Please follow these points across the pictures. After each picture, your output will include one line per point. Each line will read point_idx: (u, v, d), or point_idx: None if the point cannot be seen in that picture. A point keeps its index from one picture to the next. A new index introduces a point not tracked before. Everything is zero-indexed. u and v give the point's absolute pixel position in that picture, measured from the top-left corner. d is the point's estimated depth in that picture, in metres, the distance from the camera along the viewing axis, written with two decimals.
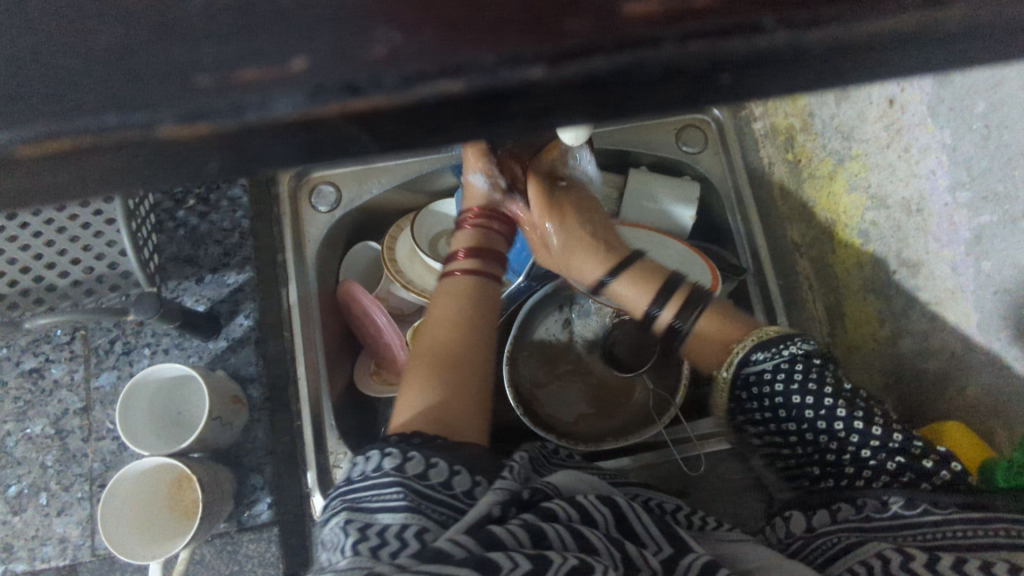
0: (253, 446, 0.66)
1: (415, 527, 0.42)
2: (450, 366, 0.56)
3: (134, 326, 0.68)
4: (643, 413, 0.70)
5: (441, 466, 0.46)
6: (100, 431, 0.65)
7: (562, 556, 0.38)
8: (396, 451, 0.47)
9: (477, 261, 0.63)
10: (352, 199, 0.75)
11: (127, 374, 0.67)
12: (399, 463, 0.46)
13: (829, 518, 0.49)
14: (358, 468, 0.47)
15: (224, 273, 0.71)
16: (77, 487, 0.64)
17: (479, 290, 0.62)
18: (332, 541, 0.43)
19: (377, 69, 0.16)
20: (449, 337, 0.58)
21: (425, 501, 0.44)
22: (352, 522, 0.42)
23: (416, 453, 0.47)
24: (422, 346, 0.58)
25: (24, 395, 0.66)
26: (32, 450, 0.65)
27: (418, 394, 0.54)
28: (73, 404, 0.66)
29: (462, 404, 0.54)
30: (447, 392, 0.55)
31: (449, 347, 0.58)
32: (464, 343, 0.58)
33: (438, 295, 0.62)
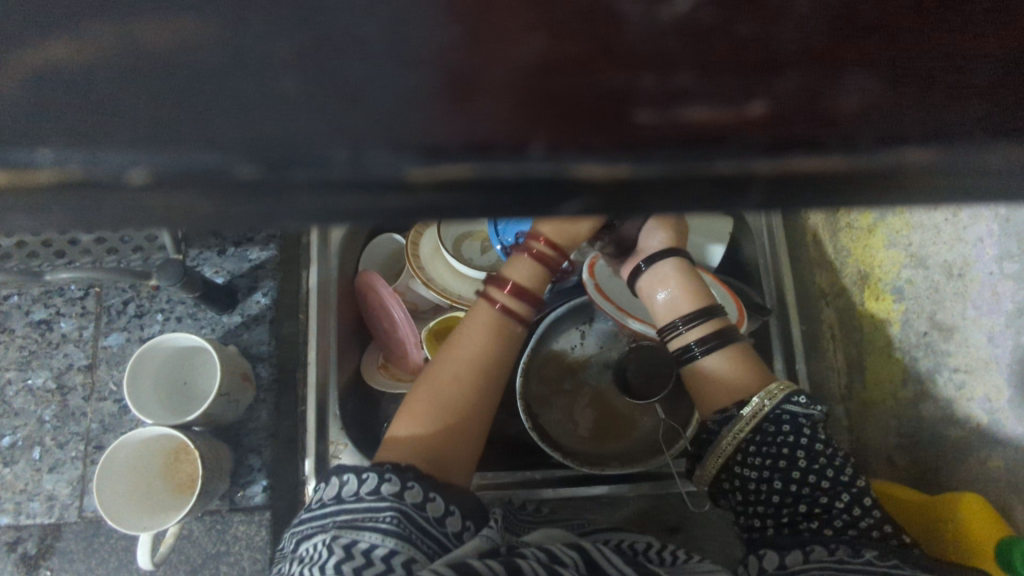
0: (254, 426, 0.65)
1: (404, 556, 0.42)
2: (455, 405, 0.54)
3: (150, 290, 0.67)
4: (647, 441, 0.69)
5: (437, 500, 0.48)
6: (101, 391, 0.64)
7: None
8: (393, 477, 0.47)
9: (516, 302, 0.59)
10: None
11: (137, 338, 0.66)
12: (396, 491, 0.46)
13: (802, 557, 0.49)
14: (348, 484, 0.47)
15: (247, 248, 0.69)
16: (72, 446, 0.63)
17: (507, 330, 0.58)
18: (312, 557, 0.43)
19: (853, 121, 0.19)
20: (458, 371, 0.56)
21: (415, 531, 0.44)
22: (338, 540, 0.42)
23: (416, 483, 0.47)
24: (432, 382, 0.56)
25: (30, 345, 0.65)
26: (31, 402, 0.64)
27: (420, 429, 0.53)
28: (78, 360, 0.65)
29: (457, 445, 0.53)
30: (446, 434, 0.53)
31: (465, 385, 0.56)
32: (474, 384, 0.56)
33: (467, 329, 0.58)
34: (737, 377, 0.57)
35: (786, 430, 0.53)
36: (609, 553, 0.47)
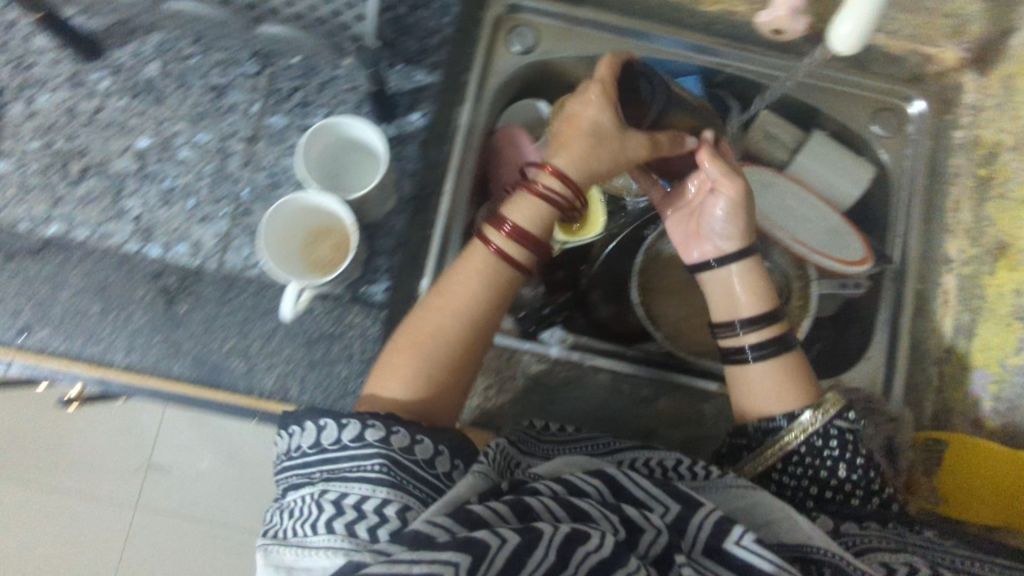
0: (388, 230, 0.69)
1: (395, 504, 0.47)
2: (432, 361, 0.60)
3: (319, 84, 0.70)
4: None
5: (401, 433, 0.51)
6: (258, 163, 0.68)
7: (553, 529, 0.42)
8: (377, 423, 0.51)
9: (512, 246, 0.62)
10: (546, 51, 0.78)
11: (299, 124, 0.69)
12: (382, 437, 0.51)
13: (853, 527, 0.55)
14: (329, 431, 0.51)
15: (414, 69, 0.71)
16: (224, 205, 0.67)
17: (501, 271, 0.63)
18: (301, 510, 0.48)
19: None
20: (450, 323, 0.61)
21: (402, 477, 0.49)
22: (326, 494, 0.48)
23: (401, 428, 0.52)
24: (427, 318, 0.61)
25: (203, 105, 0.69)
26: (195, 157, 0.68)
27: (401, 384, 0.59)
28: (243, 130, 0.69)
29: (443, 393, 0.61)
30: (426, 374, 0.60)
31: (463, 322, 0.61)
32: (476, 335, 0.62)
33: (460, 271, 0.63)
34: (783, 390, 0.62)
35: (832, 445, 0.58)
36: (631, 476, 0.50)
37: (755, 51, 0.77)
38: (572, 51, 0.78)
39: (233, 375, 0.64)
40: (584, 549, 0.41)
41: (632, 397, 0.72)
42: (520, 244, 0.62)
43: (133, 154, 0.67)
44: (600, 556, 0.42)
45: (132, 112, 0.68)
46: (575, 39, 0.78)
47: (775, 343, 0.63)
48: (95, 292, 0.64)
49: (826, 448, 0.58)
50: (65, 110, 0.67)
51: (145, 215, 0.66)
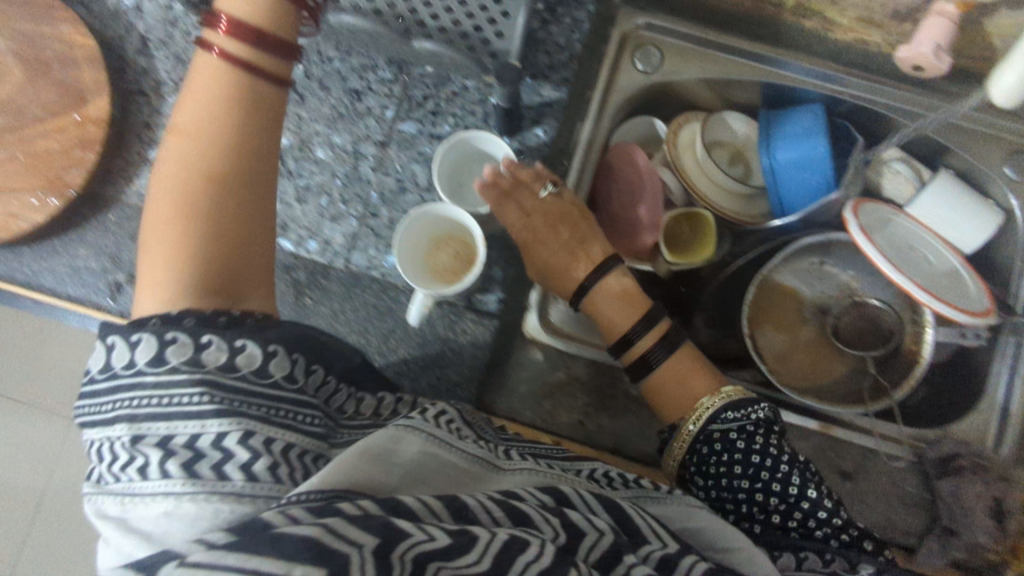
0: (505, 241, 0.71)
1: (240, 433, 0.44)
2: (196, 216, 0.51)
3: (450, 93, 0.72)
4: (835, 387, 0.76)
5: (249, 344, 0.48)
6: (388, 167, 0.71)
7: (489, 535, 0.41)
8: (183, 337, 0.46)
9: (236, 48, 0.54)
10: (670, 70, 0.78)
11: (429, 132, 0.72)
12: (190, 354, 0.46)
13: (794, 561, 0.57)
14: (119, 353, 0.46)
15: (542, 84, 0.72)
16: (354, 205, 0.71)
17: (237, 90, 0.54)
18: (111, 455, 0.44)
19: None
20: (195, 156, 0.52)
21: (240, 403, 0.45)
22: (144, 439, 0.43)
23: (244, 343, 0.48)
24: (172, 173, 0.52)
25: (340, 107, 0.72)
26: (331, 158, 0.71)
27: (172, 242, 0.51)
28: (376, 134, 0.72)
29: (211, 247, 0.51)
30: (201, 263, 0.51)
31: (204, 161, 0.52)
32: (214, 156, 0.52)
33: (196, 79, 0.54)
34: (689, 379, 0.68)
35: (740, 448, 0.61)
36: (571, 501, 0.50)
37: (886, 85, 0.77)
38: (697, 72, 0.79)
39: None
40: (522, 559, 0.41)
41: None
42: (230, 50, 0.54)
43: None
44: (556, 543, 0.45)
45: None
46: (701, 61, 0.78)
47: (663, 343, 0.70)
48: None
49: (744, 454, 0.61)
50: None
51: (281, 210, 0.70)
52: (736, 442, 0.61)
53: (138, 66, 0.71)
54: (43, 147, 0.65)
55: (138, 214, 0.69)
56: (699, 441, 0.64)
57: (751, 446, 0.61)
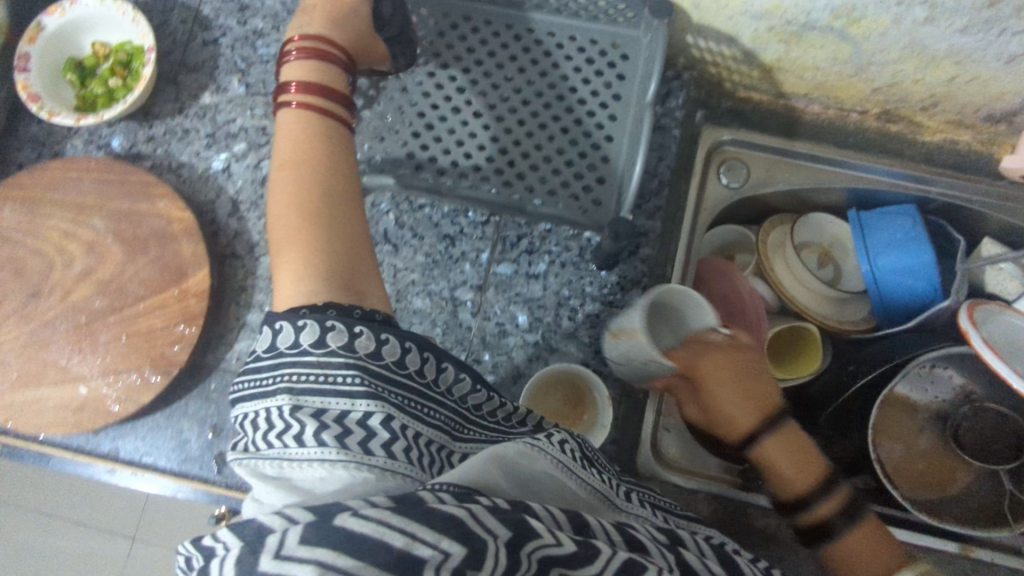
0: (612, 378, 0.69)
1: (382, 416, 0.43)
2: (320, 199, 0.52)
3: (544, 231, 0.71)
4: (968, 505, 0.71)
5: (391, 343, 0.47)
6: (487, 312, 0.70)
7: (610, 552, 0.35)
8: (312, 322, 0.46)
9: (311, 100, 0.57)
10: (756, 183, 0.78)
11: (525, 272, 0.71)
12: (347, 342, 0.45)
13: None
14: (286, 335, 0.46)
15: (635, 214, 0.72)
16: (456, 354, 0.69)
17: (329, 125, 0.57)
18: (263, 422, 0.44)
19: None
20: (317, 161, 0.54)
21: (384, 387, 0.45)
22: (302, 408, 0.43)
23: (366, 329, 0.46)
24: (282, 184, 0.53)
25: (434, 254, 0.71)
26: (430, 307, 0.70)
27: (299, 273, 0.49)
28: (472, 279, 0.71)
29: (344, 254, 0.51)
30: (325, 257, 0.50)
31: (309, 185, 0.52)
32: (322, 168, 0.54)
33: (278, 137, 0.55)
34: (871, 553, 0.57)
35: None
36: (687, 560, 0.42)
37: (982, 183, 0.75)
38: (784, 183, 0.78)
39: None
40: None
41: None
42: (310, 96, 0.57)
43: None
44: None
45: None
46: (787, 172, 0.78)
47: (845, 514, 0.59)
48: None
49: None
50: None
51: None
52: None
53: (229, 230, 0.70)
54: (145, 325, 0.64)
55: None
56: None
57: None
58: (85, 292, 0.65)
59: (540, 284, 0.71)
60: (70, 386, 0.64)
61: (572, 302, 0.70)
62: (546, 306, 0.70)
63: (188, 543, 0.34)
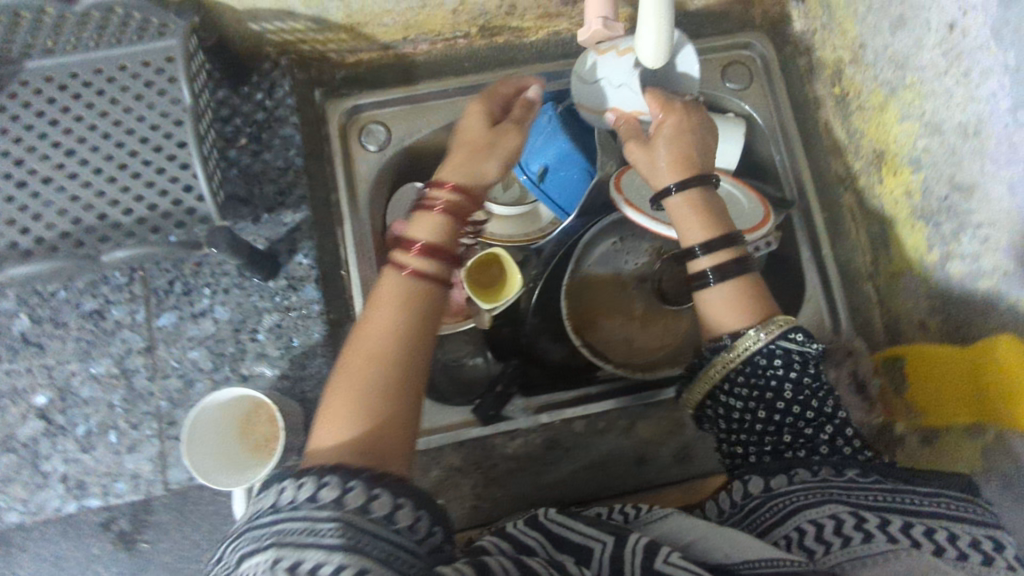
0: (313, 380, 0.67)
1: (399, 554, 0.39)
2: (393, 376, 0.48)
3: (192, 266, 0.68)
4: (680, 342, 0.76)
5: (265, 474, 0.45)
6: (164, 368, 0.66)
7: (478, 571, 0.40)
8: (210, 489, 0.45)
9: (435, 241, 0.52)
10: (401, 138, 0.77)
11: (189, 314, 0.67)
12: (238, 496, 0.45)
13: (786, 480, 0.55)
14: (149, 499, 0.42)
15: (279, 213, 0.69)
16: (146, 425, 0.65)
17: (423, 296, 0.51)
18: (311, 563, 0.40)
19: None
20: (381, 346, 0.49)
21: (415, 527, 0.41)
22: (278, 559, 0.37)
23: (270, 471, 0.45)
24: (354, 346, 0.49)
25: (86, 336, 0.66)
26: (102, 390, 0.65)
27: (345, 425, 0.46)
28: (136, 343, 0.66)
29: (393, 431, 0.47)
30: (374, 408, 0.47)
31: (367, 351, 0.49)
32: (377, 337, 0.49)
33: (377, 300, 0.51)
34: (736, 305, 0.57)
35: (778, 366, 0.55)
36: (569, 523, 0.52)
37: None
38: (427, 127, 0.78)
39: None
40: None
41: (615, 431, 0.72)
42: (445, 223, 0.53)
43: (37, 413, 0.65)
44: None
45: (18, 372, 0.65)
46: (424, 116, 0.78)
47: (732, 263, 0.57)
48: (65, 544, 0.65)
49: (770, 369, 0.55)
50: None
51: (73, 469, 0.64)
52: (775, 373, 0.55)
53: None
54: None
55: None
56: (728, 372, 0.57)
57: (793, 376, 0.55)
58: None
59: (209, 320, 0.67)
60: None
61: (247, 324, 0.67)
62: (223, 338, 0.67)
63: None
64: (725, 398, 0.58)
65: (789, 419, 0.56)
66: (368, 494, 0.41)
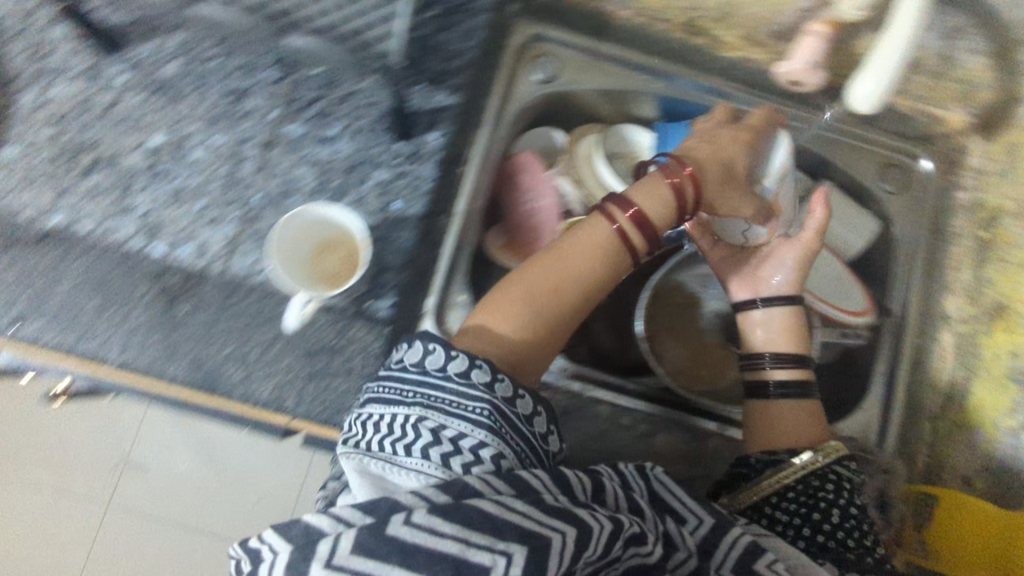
0: (395, 245, 0.68)
1: (491, 449, 0.50)
2: (557, 310, 0.63)
3: (340, 95, 0.70)
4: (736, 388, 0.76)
5: (506, 382, 0.55)
6: (272, 169, 0.68)
7: (563, 535, 0.43)
8: (486, 365, 0.55)
9: (633, 229, 0.65)
10: (565, 82, 0.80)
11: (317, 134, 0.69)
12: (488, 381, 0.54)
13: None
14: (457, 362, 0.54)
15: (436, 88, 0.72)
16: (234, 208, 0.66)
17: (615, 257, 0.65)
18: (393, 428, 0.52)
19: None
20: (572, 284, 0.63)
21: (501, 425, 0.52)
22: (426, 420, 0.51)
23: (505, 377, 0.55)
24: (532, 277, 0.63)
25: (220, 107, 0.68)
26: (208, 158, 0.67)
27: (504, 323, 0.61)
28: (259, 135, 0.68)
29: (547, 347, 0.62)
30: (532, 324, 0.61)
31: (563, 287, 0.63)
32: (584, 295, 0.64)
33: (582, 237, 0.64)
34: (800, 425, 0.66)
35: (829, 488, 0.60)
36: (673, 487, 0.55)
37: (769, 100, 0.81)
38: (592, 84, 0.81)
39: (230, 381, 0.63)
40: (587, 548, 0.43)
41: (632, 432, 0.68)
42: (634, 228, 0.65)
43: (145, 151, 0.66)
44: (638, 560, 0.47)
45: (149, 108, 0.67)
46: (596, 74, 0.81)
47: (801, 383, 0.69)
48: (98, 286, 0.63)
49: (825, 491, 0.59)
50: (82, 103, 0.66)
51: (151, 214, 0.65)
52: (826, 497, 0.59)
53: None
54: None
55: None
56: (807, 482, 0.60)
57: (842, 503, 0.59)
58: None
59: (331, 147, 0.69)
60: None
61: (363, 167, 0.69)
62: (335, 169, 0.69)
63: (402, 352, 0.55)
64: (773, 510, 0.59)
65: (834, 540, 0.58)
66: (515, 393, 0.55)
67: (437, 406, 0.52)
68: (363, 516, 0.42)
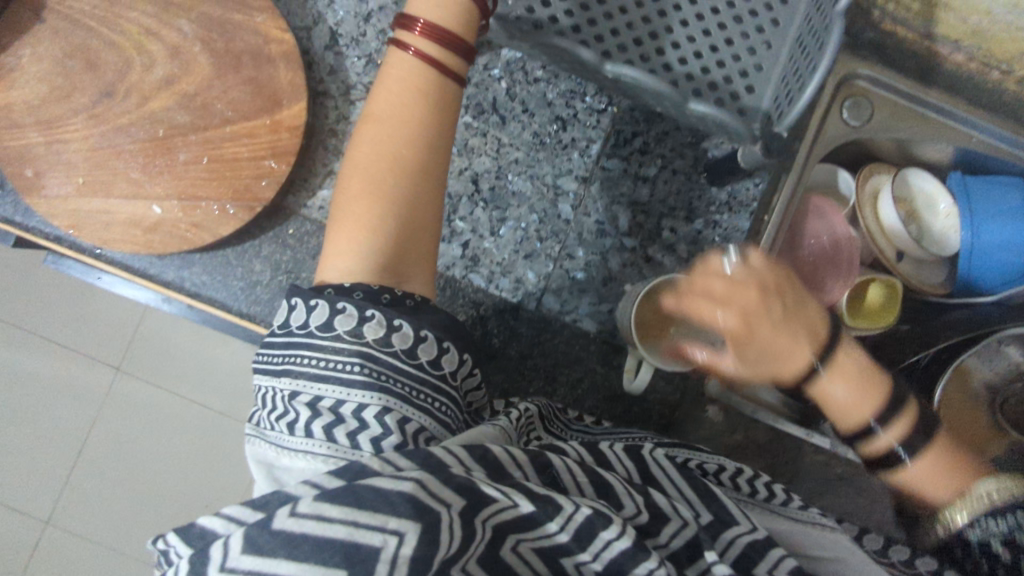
0: None
1: (378, 407, 0.45)
2: (405, 179, 0.53)
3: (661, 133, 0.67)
4: None
5: (404, 324, 0.49)
6: (588, 207, 0.66)
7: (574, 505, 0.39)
8: (350, 307, 0.48)
9: (433, 48, 0.54)
10: (878, 125, 0.73)
11: (634, 173, 0.67)
12: (358, 327, 0.48)
13: None
14: (299, 314, 0.49)
15: None
16: (550, 244, 0.66)
17: (439, 92, 0.54)
18: (278, 406, 0.47)
19: None
20: (400, 136, 0.54)
21: (387, 376, 0.47)
22: (303, 395, 0.46)
23: (402, 322, 0.49)
24: (363, 161, 0.54)
25: (542, 135, 0.66)
26: (530, 190, 0.66)
27: (359, 232, 0.52)
28: (579, 169, 0.66)
29: (421, 249, 0.55)
30: (390, 237, 0.53)
31: (396, 150, 0.54)
32: (435, 158, 0.55)
33: (386, 76, 0.55)
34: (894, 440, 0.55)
35: None
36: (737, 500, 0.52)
37: None
38: (906, 130, 0.74)
39: None
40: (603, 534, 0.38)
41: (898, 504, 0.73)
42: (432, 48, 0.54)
43: (469, 176, 0.66)
44: (636, 523, 0.42)
45: (475, 131, 0.66)
46: (913, 120, 0.73)
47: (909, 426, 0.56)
48: None
49: None
50: None
51: (473, 243, 0.66)
52: None
53: (325, 65, 0.64)
54: (230, 153, 0.59)
55: (317, 231, 0.64)
56: None
57: None
58: (168, 102, 0.59)
59: (647, 188, 0.67)
60: (142, 205, 0.59)
61: (677, 213, 0.67)
62: (649, 213, 0.67)
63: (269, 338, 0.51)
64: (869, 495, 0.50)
65: None
66: (390, 325, 0.48)
67: (307, 369, 0.47)
68: (253, 514, 0.36)
